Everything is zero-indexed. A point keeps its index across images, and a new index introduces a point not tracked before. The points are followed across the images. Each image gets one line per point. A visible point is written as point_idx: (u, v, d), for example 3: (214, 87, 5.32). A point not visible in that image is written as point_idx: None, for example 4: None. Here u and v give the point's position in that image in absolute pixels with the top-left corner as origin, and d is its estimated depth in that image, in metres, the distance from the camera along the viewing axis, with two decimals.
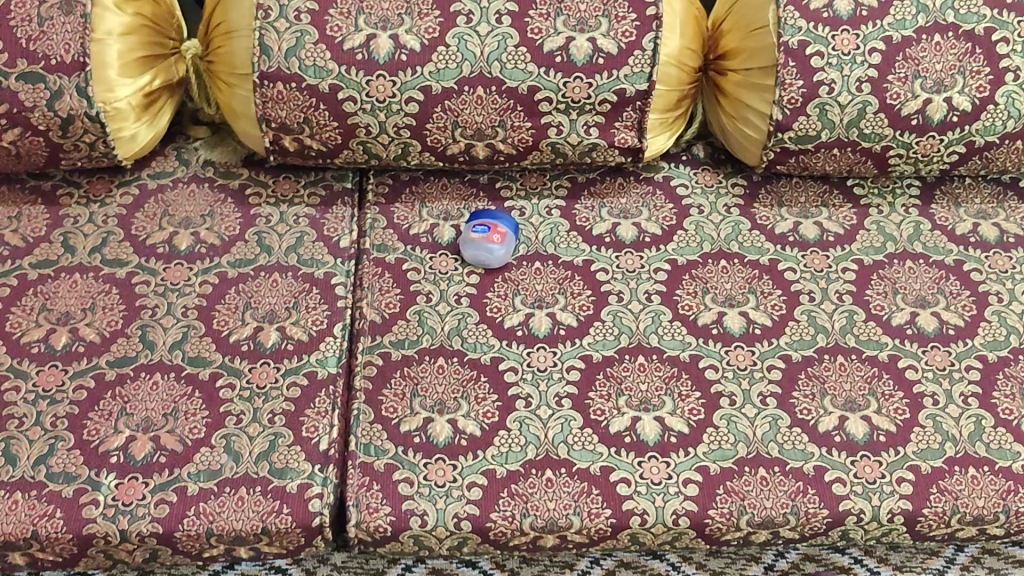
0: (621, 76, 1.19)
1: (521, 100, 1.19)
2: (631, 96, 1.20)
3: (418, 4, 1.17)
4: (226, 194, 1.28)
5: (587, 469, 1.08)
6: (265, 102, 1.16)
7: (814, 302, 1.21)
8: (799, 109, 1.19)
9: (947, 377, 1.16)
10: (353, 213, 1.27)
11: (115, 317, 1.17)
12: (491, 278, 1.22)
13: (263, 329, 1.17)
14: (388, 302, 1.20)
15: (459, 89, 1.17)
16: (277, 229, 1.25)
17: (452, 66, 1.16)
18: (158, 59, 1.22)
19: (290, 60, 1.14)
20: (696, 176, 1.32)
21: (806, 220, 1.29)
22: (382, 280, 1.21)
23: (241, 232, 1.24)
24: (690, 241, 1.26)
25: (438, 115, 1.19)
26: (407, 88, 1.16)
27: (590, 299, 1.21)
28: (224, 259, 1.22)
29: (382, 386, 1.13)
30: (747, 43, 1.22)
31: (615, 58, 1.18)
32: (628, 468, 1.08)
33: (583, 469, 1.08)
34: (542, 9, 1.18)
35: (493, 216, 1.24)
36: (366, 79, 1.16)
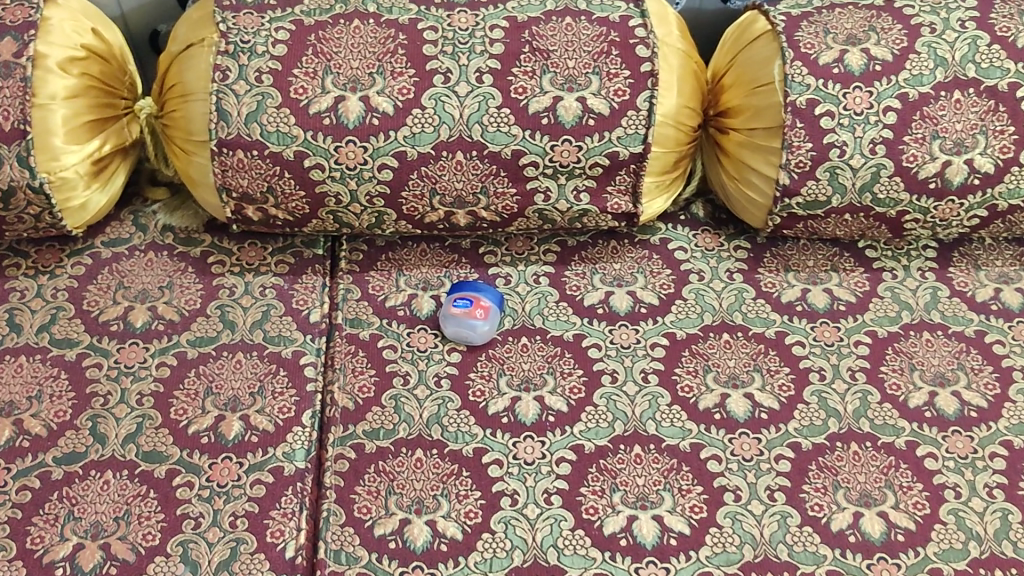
0: (614, 138, 1.09)
1: (505, 165, 1.09)
2: (624, 159, 1.10)
3: (392, 62, 1.07)
4: (187, 262, 1.18)
5: None
6: (225, 171, 1.06)
7: (824, 381, 1.12)
8: (808, 172, 1.10)
9: (969, 467, 1.06)
10: (325, 283, 1.18)
11: (63, 406, 1.07)
12: (474, 356, 1.13)
13: (225, 419, 1.07)
14: (362, 385, 1.10)
15: (437, 154, 1.08)
16: (242, 302, 1.15)
17: (429, 130, 1.07)
18: (109, 121, 1.12)
19: (251, 126, 1.05)
20: (695, 238, 1.23)
21: (815, 286, 1.20)
22: (355, 359, 1.12)
23: (202, 306, 1.14)
24: (690, 311, 1.17)
25: (414, 182, 1.09)
26: (380, 154, 1.07)
27: (582, 380, 1.11)
28: (184, 337, 1.12)
29: (355, 483, 1.03)
30: (750, 100, 1.12)
31: (607, 119, 1.08)
32: None
33: None
34: (527, 67, 1.08)
35: (477, 288, 1.14)
36: (334, 145, 1.06)
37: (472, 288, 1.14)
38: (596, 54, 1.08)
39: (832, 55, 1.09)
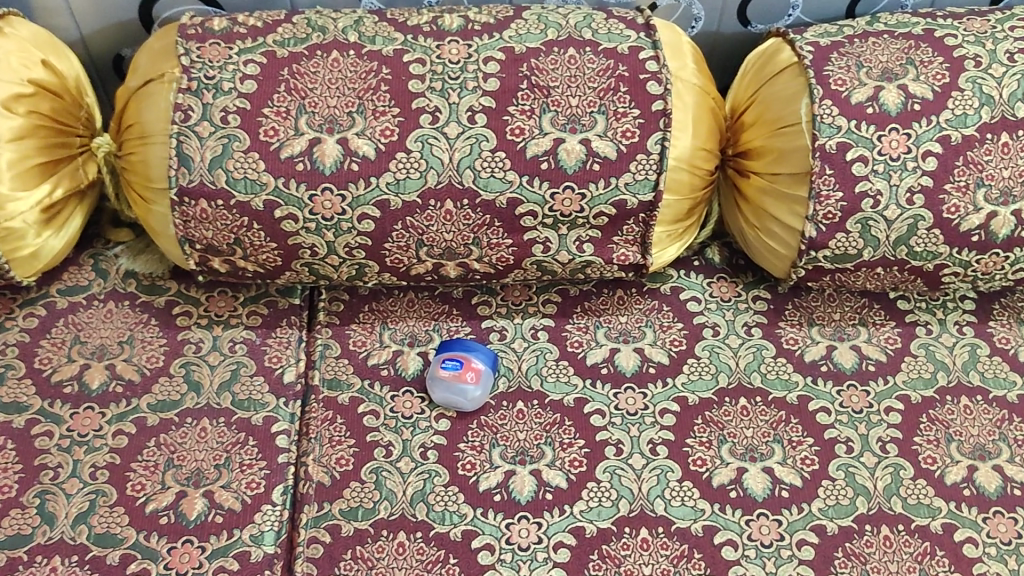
0: (622, 185, 0.98)
1: (500, 215, 0.98)
2: (633, 208, 0.99)
3: (373, 99, 0.95)
4: (150, 313, 1.07)
5: None
6: (186, 222, 0.96)
7: (852, 455, 1.01)
8: (837, 224, 0.99)
9: (1013, 555, 0.95)
10: (301, 337, 1.07)
11: (8, 481, 0.96)
12: (465, 423, 1.02)
13: (187, 496, 0.96)
14: (340, 457, 0.99)
15: (424, 203, 0.96)
16: (209, 359, 1.05)
17: (415, 176, 0.96)
18: (62, 162, 1.01)
19: (216, 172, 0.94)
20: (710, 287, 1.12)
21: (841, 343, 1.09)
22: (332, 427, 1.01)
23: (166, 365, 1.04)
24: (703, 372, 1.06)
25: (398, 233, 0.98)
26: (360, 203, 0.96)
27: (584, 451, 1.00)
28: (144, 401, 1.02)
29: (329, 572, 0.92)
30: (774, 143, 1.00)
31: (614, 164, 0.97)
32: None
33: None
34: (525, 105, 0.97)
35: (467, 347, 1.03)
36: (309, 194, 0.95)
37: (461, 347, 1.03)
38: (602, 90, 0.97)
39: (865, 93, 0.98)
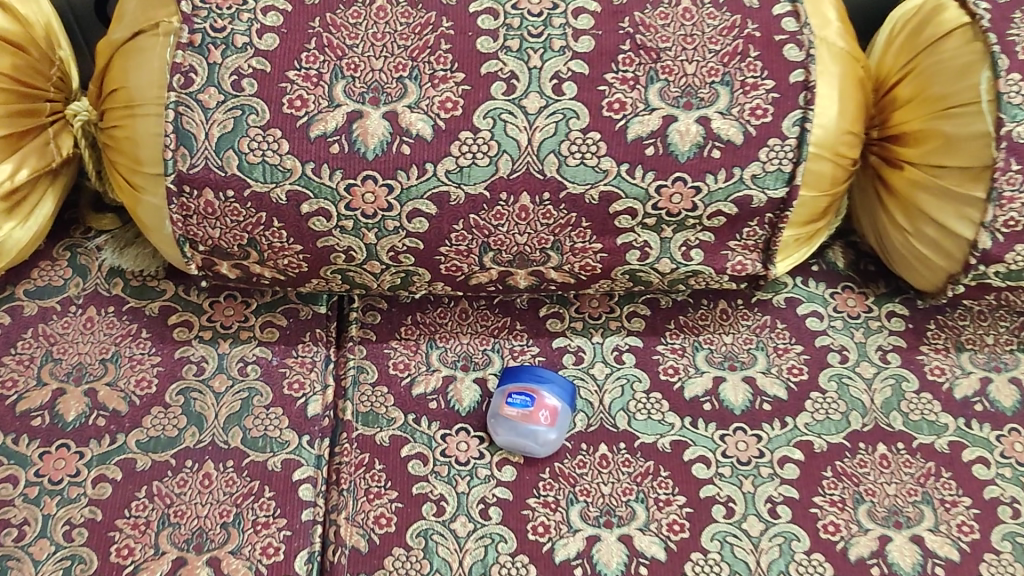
0: (748, 177, 0.76)
1: (590, 213, 0.76)
2: (759, 207, 0.77)
3: (431, 61, 0.73)
4: (140, 324, 0.86)
5: None
6: (187, 218, 0.75)
7: (1018, 520, 0.79)
8: (1019, 234, 0.77)
9: None
10: (328, 356, 0.86)
11: None
12: (535, 473, 0.81)
13: (186, 565, 0.75)
14: (379, 515, 0.78)
15: (493, 197, 0.75)
16: (214, 384, 0.84)
17: (483, 162, 0.73)
18: (28, 134, 0.79)
19: (226, 154, 0.72)
20: (835, 299, 0.91)
21: (998, 374, 0.87)
22: (369, 475, 0.80)
23: (160, 391, 0.83)
24: (831, 410, 0.85)
25: (458, 235, 0.76)
26: (411, 197, 0.74)
27: (686, 512, 0.79)
28: (132, 438, 0.81)
29: None
30: (942, 126, 0.78)
31: (738, 150, 0.75)
32: None
33: None
34: (627, 71, 0.74)
35: (539, 377, 0.82)
36: (346, 184, 0.73)
37: (532, 378, 0.82)
38: (726, 54, 0.75)
39: None
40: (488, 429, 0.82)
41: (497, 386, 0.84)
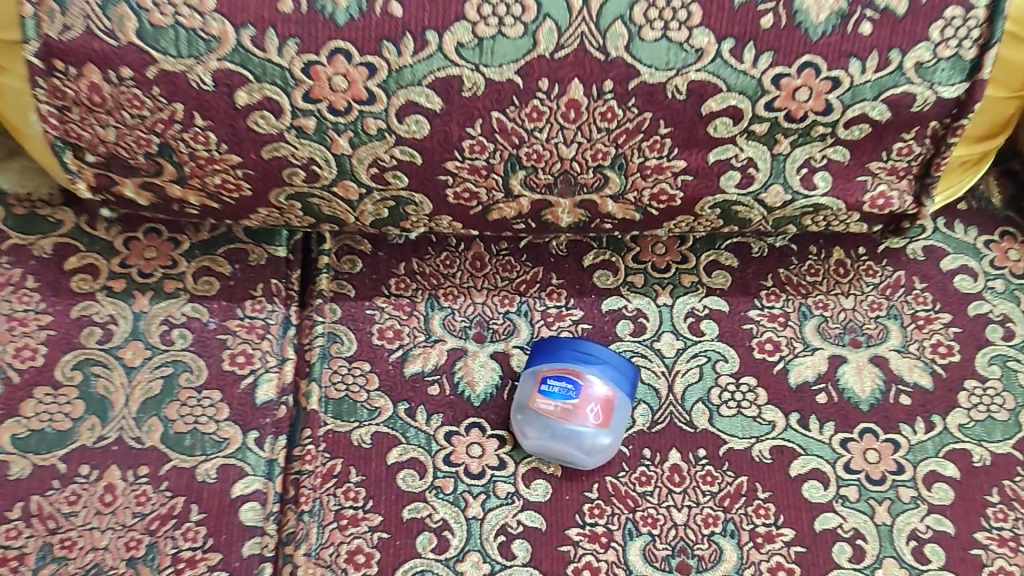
0: (909, 66, 0.50)
1: (672, 115, 0.51)
2: (925, 110, 0.52)
3: None
4: (25, 268, 0.61)
5: None
6: (66, 109, 0.49)
7: None
8: None
9: None
10: (288, 317, 0.61)
11: None
12: (577, 493, 0.56)
13: None
14: (354, 551, 0.54)
15: (528, 86, 0.49)
16: (126, 356, 0.59)
17: (513, 32, 0.47)
18: None
19: (115, 12, 0.46)
20: (991, 246, 0.66)
21: None
22: (341, 492, 0.56)
23: (47, 366, 0.58)
24: (991, 405, 0.60)
25: (473, 142, 0.51)
26: (402, 83, 0.48)
27: (795, 552, 0.55)
28: (5, 431, 0.56)
29: None
30: None
31: (899, 26, 0.48)
32: None
33: None
34: None
35: (587, 354, 0.57)
36: (303, 62, 0.47)
37: (578, 356, 0.57)
38: None
39: None
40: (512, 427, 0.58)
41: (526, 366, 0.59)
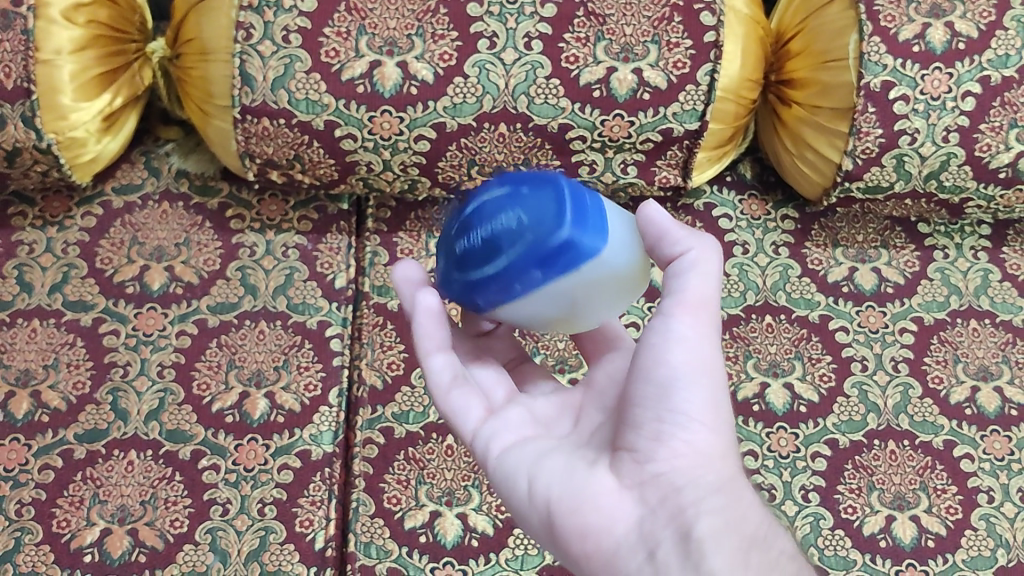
0: (670, 114, 1.01)
1: (551, 139, 1.01)
2: (679, 136, 1.03)
3: (433, 23, 0.97)
4: (204, 215, 1.12)
5: None
6: (248, 139, 0.99)
7: (866, 372, 1.08)
8: (874, 159, 1.03)
9: (1005, 470, 1.04)
10: (350, 242, 1.13)
11: (82, 377, 1.02)
12: None
13: (250, 396, 1.02)
14: (391, 361, 1.06)
15: (478, 126, 0.99)
16: (263, 263, 1.10)
17: (471, 100, 0.98)
18: (119, 70, 1.03)
19: (278, 93, 0.96)
20: (742, 204, 1.17)
21: (862, 265, 1.15)
22: (383, 333, 1.07)
23: (222, 268, 1.09)
24: (733, 289, 1.12)
25: (452, 154, 1.01)
26: (417, 125, 0.98)
27: None
28: (204, 302, 1.07)
29: (384, 471, 1.00)
30: (818, 75, 1.04)
31: (664, 94, 1.00)
32: None
33: None
34: (580, 32, 0.98)
35: (500, 183, 0.66)
36: (369, 115, 0.97)
37: (518, 179, 0.66)
38: (656, 20, 0.99)
39: (913, 30, 1.00)
40: (654, 240, 0.66)
41: (541, 277, 0.62)
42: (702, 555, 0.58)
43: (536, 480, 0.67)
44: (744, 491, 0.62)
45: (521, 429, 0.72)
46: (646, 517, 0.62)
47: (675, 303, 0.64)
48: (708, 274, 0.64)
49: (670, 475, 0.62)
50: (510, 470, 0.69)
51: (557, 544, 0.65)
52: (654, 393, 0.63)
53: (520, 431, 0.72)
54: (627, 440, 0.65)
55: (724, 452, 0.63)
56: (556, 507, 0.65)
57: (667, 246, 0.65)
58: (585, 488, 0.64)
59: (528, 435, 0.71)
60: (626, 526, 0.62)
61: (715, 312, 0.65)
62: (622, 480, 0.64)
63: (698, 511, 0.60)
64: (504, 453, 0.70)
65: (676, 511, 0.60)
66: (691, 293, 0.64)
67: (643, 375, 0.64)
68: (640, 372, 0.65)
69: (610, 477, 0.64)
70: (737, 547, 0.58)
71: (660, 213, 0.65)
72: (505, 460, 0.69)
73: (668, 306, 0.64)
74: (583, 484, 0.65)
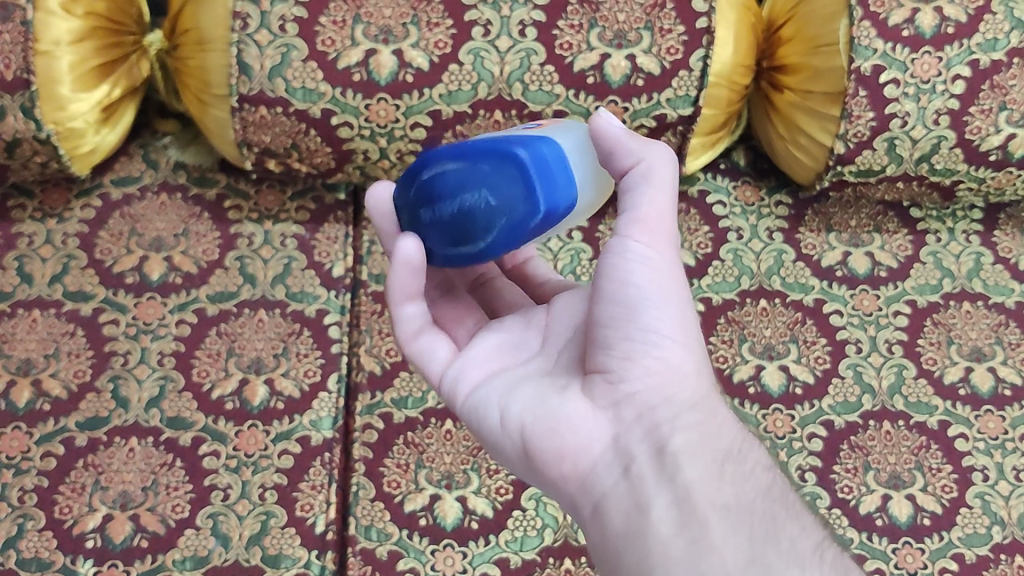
0: (663, 100, 1.02)
1: None
2: (672, 121, 1.04)
3: (428, 11, 0.98)
4: (202, 206, 1.13)
5: None
6: (246, 127, 1.00)
7: (860, 354, 1.09)
8: (865, 142, 1.04)
9: (999, 449, 1.05)
10: (348, 232, 1.14)
11: (83, 366, 1.03)
12: None
13: (249, 383, 1.03)
14: (389, 348, 1.07)
15: (474, 113, 1.00)
16: (262, 253, 1.11)
17: (466, 88, 0.99)
18: (116, 61, 1.04)
19: (276, 81, 0.97)
20: (736, 191, 1.18)
21: (856, 249, 1.16)
22: (381, 320, 1.08)
23: (221, 257, 1.10)
24: (727, 274, 1.13)
25: (447, 141, 1.02)
26: (413, 113, 0.99)
27: None
28: (203, 292, 1.08)
29: (383, 455, 1.01)
30: (808, 60, 1.05)
31: (657, 80, 1.01)
32: None
33: None
34: (573, 19, 0.99)
35: (451, 157, 0.67)
36: (365, 103, 0.98)
37: (469, 155, 0.66)
38: (648, 7, 1.00)
39: (903, 14, 1.02)
40: (609, 148, 0.68)
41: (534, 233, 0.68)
42: (678, 467, 0.61)
43: (510, 409, 0.70)
44: (717, 405, 0.66)
45: (489, 361, 0.75)
46: (621, 435, 0.65)
47: (631, 218, 0.66)
48: (662, 189, 0.66)
49: (643, 393, 0.65)
50: (483, 401, 0.72)
51: (534, 470, 0.68)
52: (619, 313, 0.66)
53: (489, 365, 0.75)
54: (597, 360, 0.67)
55: (695, 367, 0.67)
56: (531, 434, 0.68)
57: (621, 155, 0.68)
58: (558, 410, 0.67)
59: (498, 368, 0.74)
60: (600, 444, 0.65)
61: (672, 226, 0.67)
62: (594, 401, 0.67)
63: (673, 427, 0.63)
64: (479, 388, 0.73)
65: (652, 428, 0.64)
66: (647, 212, 0.66)
67: (606, 296, 0.67)
68: (603, 293, 0.67)
69: (583, 399, 0.67)
70: (713, 460, 0.62)
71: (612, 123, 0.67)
72: (483, 394, 0.72)
73: (624, 225, 0.66)
74: (558, 407, 0.67)
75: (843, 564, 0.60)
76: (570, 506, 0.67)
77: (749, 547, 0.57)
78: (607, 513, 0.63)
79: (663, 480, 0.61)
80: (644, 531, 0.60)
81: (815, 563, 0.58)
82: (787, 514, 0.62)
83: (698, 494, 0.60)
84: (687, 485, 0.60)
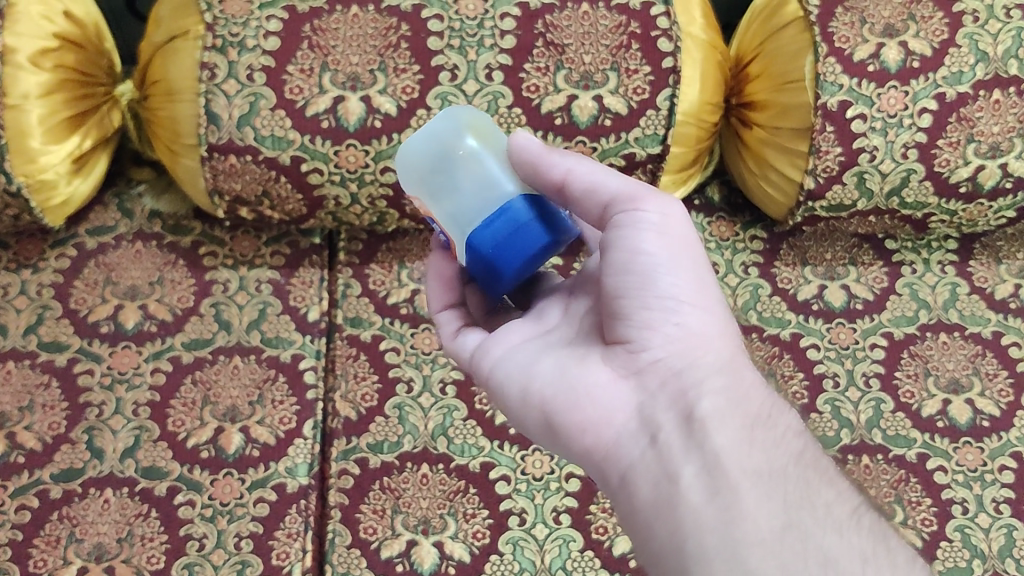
0: (632, 139, 1.03)
1: None
2: (641, 160, 1.04)
3: (395, 57, 0.99)
4: (177, 253, 1.13)
5: (466, 465, 1.03)
6: (216, 176, 1.00)
7: (837, 389, 1.09)
8: (835, 177, 1.05)
9: (979, 481, 1.05)
10: (323, 275, 1.14)
11: (57, 418, 1.02)
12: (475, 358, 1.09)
13: (224, 431, 1.03)
14: (364, 392, 1.07)
15: None
16: (237, 298, 1.11)
17: None
18: (87, 112, 1.04)
19: (244, 130, 0.98)
20: (711, 227, 1.19)
21: (831, 282, 1.16)
22: (356, 363, 1.08)
23: (196, 305, 1.10)
24: None
25: None
26: (383, 158, 1.00)
27: None
28: (178, 339, 1.08)
29: (360, 501, 1.01)
30: (776, 98, 1.06)
31: (624, 120, 1.02)
32: (509, 463, 1.03)
33: (462, 465, 1.03)
34: (540, 62, 1.00)
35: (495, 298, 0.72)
36: (334, 149, 0.99)
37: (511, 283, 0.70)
38: (614, 48, 1.01)
39: (868, 50, 1.02)
40: (532, 170, 0.70)
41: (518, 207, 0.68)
42: (706, 435, 0.61)
43: (534, 382, 0.70)
44: (743, 368, 0.66)
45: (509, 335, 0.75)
46: (646, 405, 0.65)
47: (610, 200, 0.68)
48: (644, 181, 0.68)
49: (664, 360, 0.65)
50: (507, 377, 0.72)
51: (561, 443, 0.68)
52: (635, 283, 0.65)
53: (512, 338, 0.75)
54: (616, 332, 0.67)
55: (719, 332, 0.66)
56: (554, 409, 0.68)
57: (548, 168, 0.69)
58: (582, 382, 0.67)
59: (518, 340, 0.74)
60: (625, 415, 0.65)
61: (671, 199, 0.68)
62: (616, 371, 0.67)
63: (698, 392, 0.63)
64: (501, 361, 0.73)
65: (674, 397, 0.64)
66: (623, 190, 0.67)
67: (618, 267, 0.66)
68: (616, 263, 0.66)
69: (604, 369, 0.67)
70: (743, 426, 0.62)
71: (530, 141, 0.70)
72: (507, 368, 0.72)
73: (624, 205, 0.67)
74: (579, 380, 0.67)
75: (880, 532, 0.59)
76: (599, 479, 0.68)
77: (784, 512, 0.57)
78: (636, 485, 0.63)
79: (690, 445, 0.61)
80: (674, 499, 0.60)
81: (853, 527, 0.58)
82: (818, 479, 0.61)
83: (728, 459, 0.60)
84: (716, 450, 0.60)
